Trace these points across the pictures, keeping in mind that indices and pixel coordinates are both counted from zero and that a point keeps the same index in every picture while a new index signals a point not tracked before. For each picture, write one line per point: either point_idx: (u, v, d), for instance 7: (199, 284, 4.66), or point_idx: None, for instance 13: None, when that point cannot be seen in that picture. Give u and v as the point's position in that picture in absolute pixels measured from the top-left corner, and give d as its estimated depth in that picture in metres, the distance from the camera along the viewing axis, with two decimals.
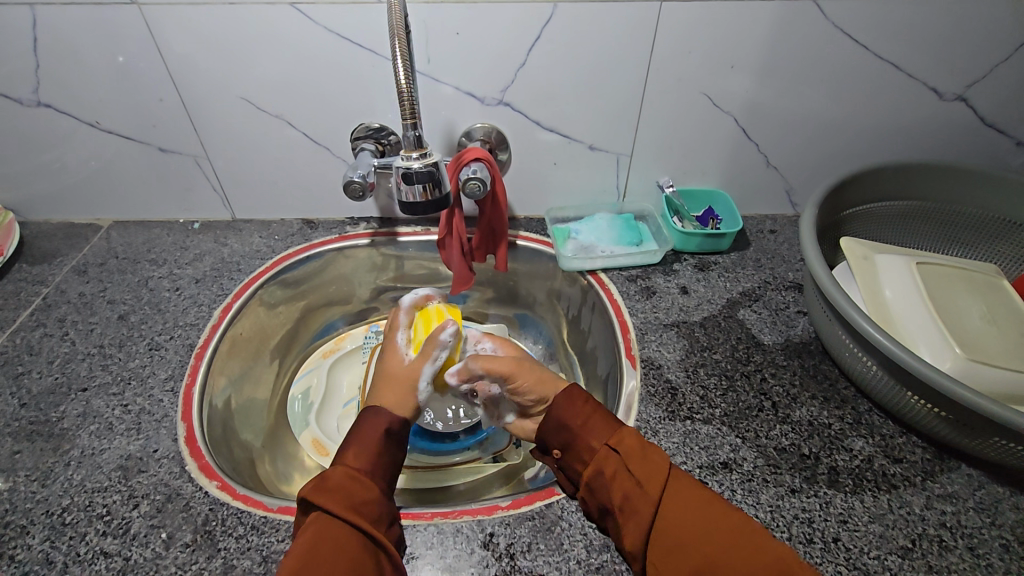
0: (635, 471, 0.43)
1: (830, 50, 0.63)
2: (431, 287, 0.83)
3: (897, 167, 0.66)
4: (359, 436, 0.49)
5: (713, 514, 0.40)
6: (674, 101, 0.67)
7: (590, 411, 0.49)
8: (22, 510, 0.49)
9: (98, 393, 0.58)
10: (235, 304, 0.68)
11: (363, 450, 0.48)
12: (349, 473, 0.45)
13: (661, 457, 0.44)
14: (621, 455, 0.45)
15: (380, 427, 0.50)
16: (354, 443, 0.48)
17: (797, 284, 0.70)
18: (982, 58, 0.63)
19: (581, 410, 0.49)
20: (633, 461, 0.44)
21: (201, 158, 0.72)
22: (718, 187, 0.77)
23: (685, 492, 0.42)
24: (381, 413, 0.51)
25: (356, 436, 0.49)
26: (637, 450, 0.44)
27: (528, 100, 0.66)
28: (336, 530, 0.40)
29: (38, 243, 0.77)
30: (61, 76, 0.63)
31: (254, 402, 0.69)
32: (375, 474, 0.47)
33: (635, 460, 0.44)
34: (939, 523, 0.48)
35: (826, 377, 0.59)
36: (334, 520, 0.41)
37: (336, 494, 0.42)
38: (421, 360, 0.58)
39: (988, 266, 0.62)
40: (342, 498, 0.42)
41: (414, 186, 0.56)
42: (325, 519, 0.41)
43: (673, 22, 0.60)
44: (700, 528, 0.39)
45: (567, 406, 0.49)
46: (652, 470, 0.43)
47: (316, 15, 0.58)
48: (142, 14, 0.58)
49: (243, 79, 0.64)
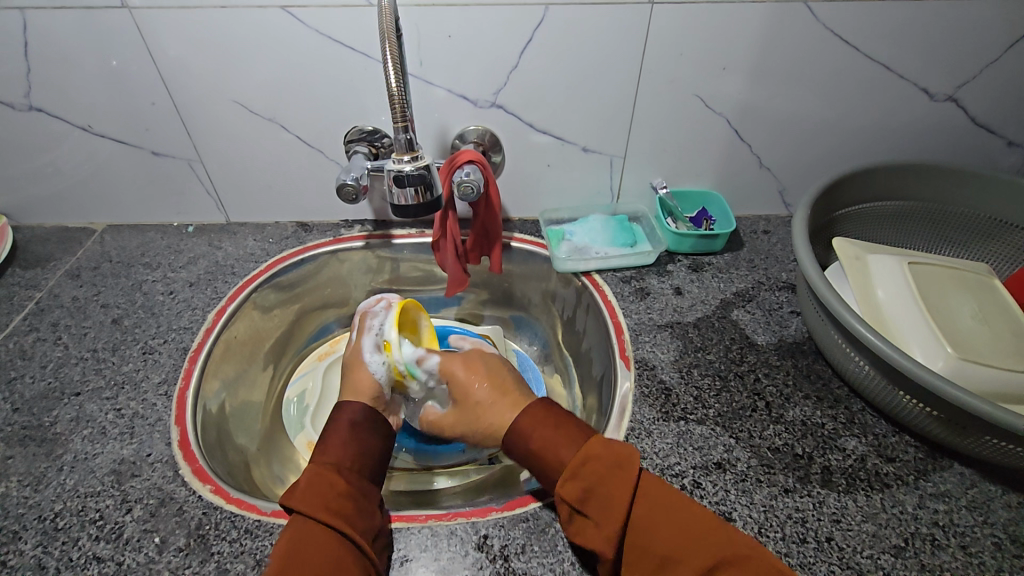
0: (602, 498, 0.42)
1: (821, 50, 0.63)
2: (426, 289, 0.83)
3: (888, 168, 0.66)
4: (330, 435, 0.50)
5: (686, 530, 0.40)
6: (667, 103, 0.67)
7: (550, 431, 0.46)
8: (14, 516, 0.48)
9: (92, 398, 0.58)
10: (229, 308, 0.68)
11: (337, 446, 0.48)
12: (324, 471, 0.45)
13: (630, 478, 0.41)
14: (588, 481, 0.42)
15: (352, 422, 0.51)
16: (328, 441, 0.49)
17: (790, 284, 0.70)
18: (972, 58, 0.64)
19: (540, 432, 0.46)
20: (602, 484, 0.42)
21: (195, 161, 0.72)
22: (711, 188, 0.77)
23: (658, 510, 0.41)
24: (346, 409, 0.52)
25: (327, 436, 0.50)
26: (603, 474, 0.42)
27: (522, 101, 0.66)
28: (315, 532, 0.41)
29: (31, 247, 0.76)
30: (53, 80, 0.63)
31: (249, 405, 0.68)
32: (352, 468, 0.47)
33: (604, 485, 0.42)
34: (932, 522, 0.48)
35: (819, 376, 0.59)
36: (312, 523, 0.41)
37: (312, 496, 0.43)
38: (375, 342, 0.58)
39: (980, 265, 0.63)
40: (318, 499, 0.43)
41: (406, 189, 0.56)
42: (303, 524, 0.41)
43: (665, 24, 0.60)
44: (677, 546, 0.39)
45: (530, 429, 0.47)
46: (620, 495, 0.41)
47: (308, 18, 0.58)
48: (134, 18, 0.58)
49: (236, 83, 0.64)
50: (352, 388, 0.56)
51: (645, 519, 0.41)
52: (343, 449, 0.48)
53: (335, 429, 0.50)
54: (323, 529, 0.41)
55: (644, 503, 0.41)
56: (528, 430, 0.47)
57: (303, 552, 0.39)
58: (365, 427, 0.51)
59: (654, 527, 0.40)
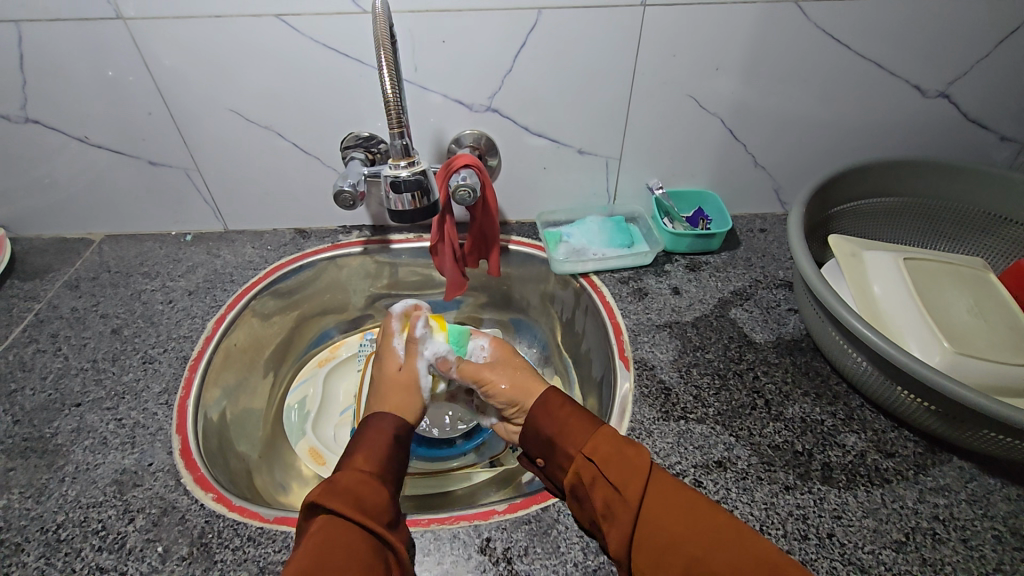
0: (618, 470, 0.44)
1: (813, 50, 0.64)
2: (424, 294, 0.83)
3: (881, 165, 0.66)
4: (362, 441, 0.50)
5: (692, 513, 0.41)
6: (661, 105, 0.68)
7: (567, 414, 0.50)
8: (16, 528, 0.48)
9: (92, 408, 0.58)
10: (228, 315, 0.68)
11: (372, 455, 0.49)
12: (360, 476, 0.46)
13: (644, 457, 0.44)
14: (606, 458, 0.45)
15: (391, 435, 0.51)
16: (361, 448, 0.49)
17: (788, 282, 0.70)
18: (962, 56, 0.64)
19: (559, 413, 0.50)
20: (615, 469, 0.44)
21: (192, 170, 0.72)
22: (708, 188, 0.77)
23: (669, 492, 0.42)
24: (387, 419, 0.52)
25: (359, 441, 0.50)
26: (618, 451, 0.45)
27: (517, 105, 0.66)
28: (350, 534, 0.41)
29: (30, 259, 0.77)
30: (50, 92, 0.63)
31: (250, 412, 0.69)
32: (383, 480, 0.48)
33: (617, 462, 0.44)
34: (933, 516, 0.48)
35: (818, 373, 0.60)
36: (349, 526, 0.41)
37: (347, 499, 0.43)
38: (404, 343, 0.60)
39: (976, 260, 0.63)
40: (354, 502, 0.43)
41: (402, 195, 0.56)
42: (341, 524, 0.41)
43: (657, 26, 0.61)
44: (685, 528, 0.40)
45: (546, 410, 0.51)
46: (635, 467, 0.43)
47: (303, 27, 0.59)
48: (129, 29, 0.58)
49: (232, 93, 0.64)
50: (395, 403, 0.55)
51: (657, 497, 0.42)
52: (378, 458, 0.49)
53: (373, 437, 0.51)
54: (358, 532, 0.41)
55: (658, 482, 0.43)
56: (543, 408, 0.51)
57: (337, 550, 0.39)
58: (397, 443, 0.51)
59: (665, 505, 0.41)
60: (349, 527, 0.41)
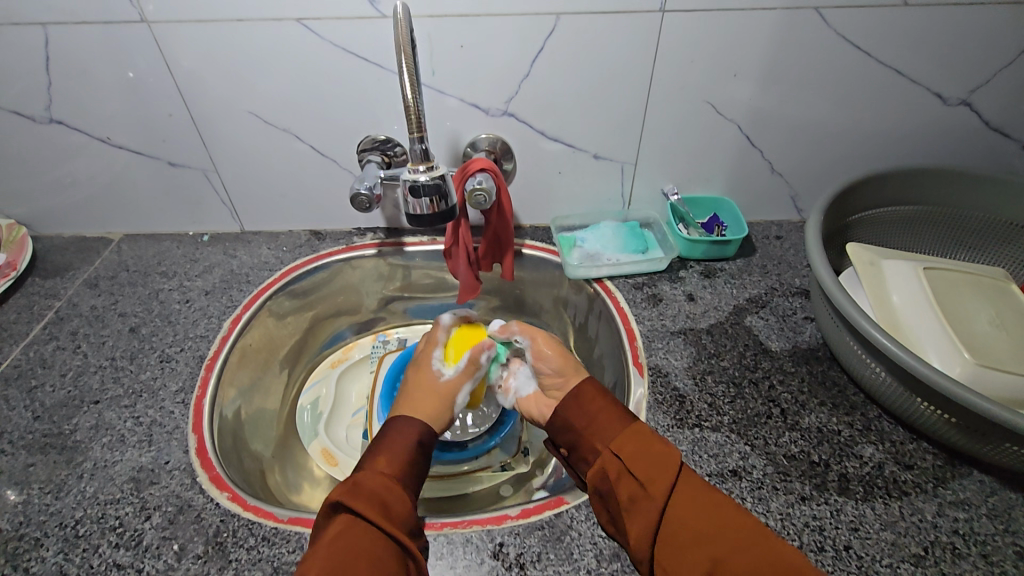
0: (643, 466, 0.44)
1: (832, 56, 0.63)
2: (438, 296, 0.83)
3: (900, 174, 0.66)
4: (385, 442, 0.50)
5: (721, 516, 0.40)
6: (678, 110, 0.67)
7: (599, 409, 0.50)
8: (36, 523, 0.49)
9: (110, 406, 0.59)
10: (244, 316, 0.69)
11: (393, 458, 0.49)
12: (383, 482, 0.45)
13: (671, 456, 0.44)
14: (634, 451, 0.45)
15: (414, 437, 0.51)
16: (385, 450, 0.49)
17: (804, 290, 0.70)
18: (985, 63, 0.63)
19: (591, 405, 0.51)
20: (644, 463, 0.44)
21: (209, 171, 0.73)
22: (723, 194, 0.77)
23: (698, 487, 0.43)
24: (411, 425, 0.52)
25: (383, 443, 0.50)
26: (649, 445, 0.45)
27: (533, 110, 0.67)
28: (367, 540, 0.41)
29: (50, 257, 0.78)
30: (75, 94, 0.64)
31: (264, 412, 0.69)
32: (403, 481, 0.47)
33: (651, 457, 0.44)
34: (953, 531, 0.47)
35: (835, 383, 0.59)
36: (366, 530, 0.41)
37: (367, 501, 0.43)
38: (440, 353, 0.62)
39: (998, 270, 0.62)
40: (374, 504, 0.43)
41: (420, 199, 0.56)
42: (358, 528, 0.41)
43: (675, 32, 0.60)
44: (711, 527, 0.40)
45: (577, 404, 0.51)
46: (662, 462, 0.44)
47: (323, 31, 0.59)
48: (153, 32, 0.59)
49: (251, 94, 0.64)
50: (421, 395, 0.57)
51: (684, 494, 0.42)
52: (397, 461, 0.48)
53: (394, 438, 0.51)
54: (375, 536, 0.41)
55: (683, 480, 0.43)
56: (574, 402, 0.52)
57: (352, 550, 0.39)
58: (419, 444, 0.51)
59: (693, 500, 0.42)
60: (360, 527, 0.41)
